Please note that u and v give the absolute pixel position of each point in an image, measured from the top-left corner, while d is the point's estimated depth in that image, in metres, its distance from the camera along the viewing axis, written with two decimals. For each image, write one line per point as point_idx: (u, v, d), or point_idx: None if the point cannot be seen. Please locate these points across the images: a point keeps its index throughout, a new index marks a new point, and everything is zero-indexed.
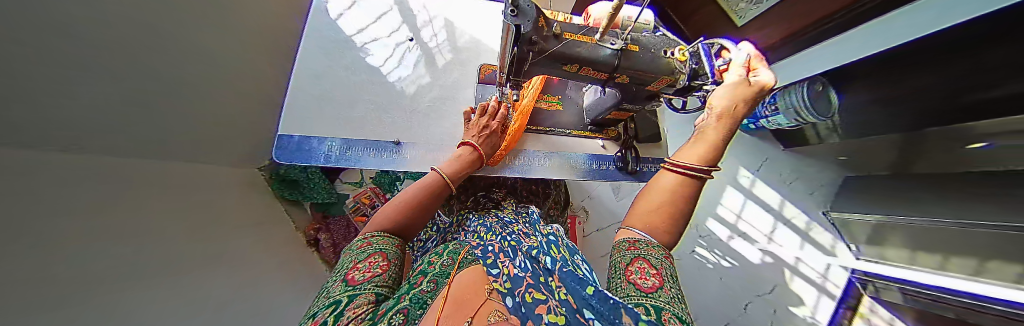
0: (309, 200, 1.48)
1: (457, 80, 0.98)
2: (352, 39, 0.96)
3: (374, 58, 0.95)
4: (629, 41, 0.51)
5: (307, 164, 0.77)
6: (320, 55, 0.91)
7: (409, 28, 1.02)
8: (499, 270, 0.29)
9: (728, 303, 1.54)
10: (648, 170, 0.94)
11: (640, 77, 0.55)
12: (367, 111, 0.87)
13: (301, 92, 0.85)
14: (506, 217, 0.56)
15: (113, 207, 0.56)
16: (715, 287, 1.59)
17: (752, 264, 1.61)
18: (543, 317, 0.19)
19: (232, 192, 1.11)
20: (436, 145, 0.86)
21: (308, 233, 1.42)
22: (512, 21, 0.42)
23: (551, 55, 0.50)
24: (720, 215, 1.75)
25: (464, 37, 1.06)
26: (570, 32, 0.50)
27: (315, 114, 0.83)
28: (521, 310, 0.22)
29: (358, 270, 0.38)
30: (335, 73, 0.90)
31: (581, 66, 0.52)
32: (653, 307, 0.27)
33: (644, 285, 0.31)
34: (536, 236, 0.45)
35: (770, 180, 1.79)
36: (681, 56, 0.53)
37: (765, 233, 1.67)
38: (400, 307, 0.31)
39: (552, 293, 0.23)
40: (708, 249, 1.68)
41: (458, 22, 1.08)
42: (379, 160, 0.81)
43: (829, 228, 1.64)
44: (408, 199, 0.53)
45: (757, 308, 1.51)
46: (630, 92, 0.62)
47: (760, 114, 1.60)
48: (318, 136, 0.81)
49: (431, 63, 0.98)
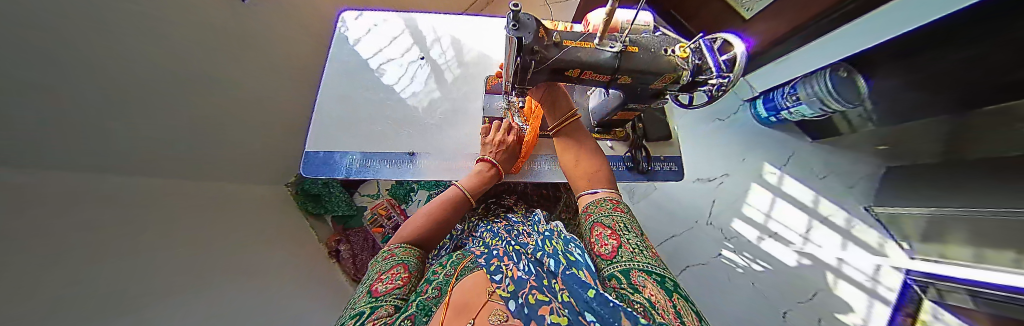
0: (331, 213, 1.59)
1: (466, 93, 1.02)
2: (368, 62, 1.03)
3: (388, 78, 1.01)
4: (628, 43, 0.52)
5: (330, 177, 0.84)
6: (339, 80, 0.99)
7: (419, 48, 1.09)
8: (502, 275, 0.29)
9: (763, 311, 1.42)
10: (661, 169, 0.92)
11: (643, 77, 0.54)
12: (383, 126, 0.92)
13: (325, 113, 0.92)
14: (513, 220, 0.58)
15: (77, 242, 0.56)
16: (746, 293, 1.48)
17: (789, 267, 1.48)
18: (546, 317, 0.17)
19: (243, 214, 1.17)
20: (448, 154, 0.89)
21: (330, 244, 1.52)
22: (514, 34, 0.45)
23: (552, 64, 0.52)
24: (748, 215, 1.64)
25: (470, 52, 1.11)
26: (569, 40, 0.51)
27: (337, 132, 0.89)
28: (524, 312, 0.20)
29: (382, 282, 0.39)
30: (354, 95, 0.97)
31: (582, 70, 0.53)
32: (624, 270, 0.34)
33: (606, 252, 0.40)
34: (534, 235, 0.47)
35: (798, 174, 1.67)
36: (683, 53, 0.51)
37: (801, 233, 1.54)
38: (408, 313, 0.32)
39: (555, 296, 0.21)
40: (737, 252, 1.57)
41: (464, 39, 1.13)
42: (396, 171, 0.85)
43: (875, 225, 1.50)
44: (430, 212, 0.57)
45: (798, 317, 1.38)
46: (633, 91, 0.62)
47: (780, 105, 1.53)
48: (337, 151, 0.87)
49: (441, 79, 1.03)
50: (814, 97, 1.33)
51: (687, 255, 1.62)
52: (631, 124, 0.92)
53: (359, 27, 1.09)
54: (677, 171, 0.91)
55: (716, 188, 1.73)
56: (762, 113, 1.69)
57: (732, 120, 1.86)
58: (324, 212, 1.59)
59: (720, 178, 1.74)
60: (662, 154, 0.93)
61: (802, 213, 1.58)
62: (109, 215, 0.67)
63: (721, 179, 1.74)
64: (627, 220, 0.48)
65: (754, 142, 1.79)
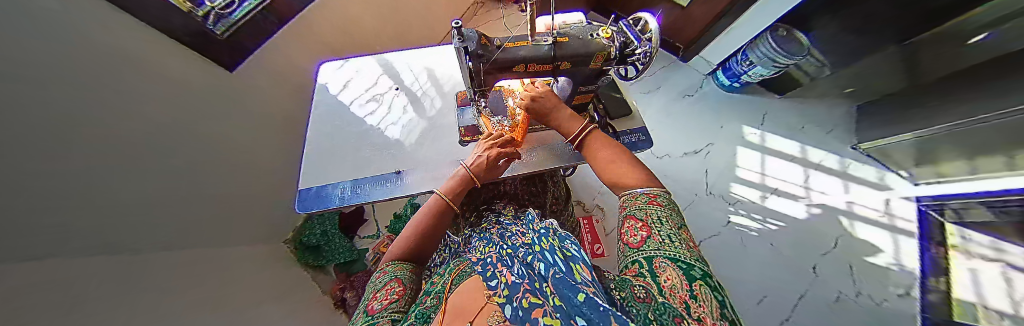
0: (331, 262, 1.54)
1: (444, 110, 1.10)
2: (348, 105, 1.11)
3: (369, 115, 1.08)
4: (558, 35, 0.59)
5: (324, 207, 0.83)
6: (325, 122, 1.06)
7: (394, 84, 1.18)
8: (497, 281, 0.25)
9: (793, 271, 1.37)
10: (631, 140, 0.93)
11: (581, 60, 0.61)
12: (370, 153, 0.97)
13: (314, 152, 0.97)
14: (506, 222, 0.60)
15: (80, 312, 0.54)
16: (767, 254, 1.44)
17: (800, 221, 1.47)
18: (540, 322, 0.14)
19: (245, 276, 1.14)
20: (434, 165, 0.92)
21: (336, 293, 1.46)
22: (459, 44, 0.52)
23: (498, 62, 0.58)
24: (743, 179, 1.65)
25: (443, 77, 1.21)
26: (510, 41, 0.58)
27: (327, 168, 0.93)
28: (520, 317, 0.17)
29: (377, 300, 0.40)
30: (340, 132, 1.03)
31: (526, 64, 0.60)
32: (647, 257, 0.37)
33: (633, 241, 0.42)
34: (529, 233, 0.48)
35: (778, 130, 1.73)
36: (605, 34, 0.59)
37: (800, 184, 1.56)
38: (408, 325, 0.32)
39: (551, 299, 0.19)
40: (744, 214, 1.56)
41: (434, 67, 1.23)
42: (387, 189, 0.85)
43: (868, 162, 1.54)
44: (418, 224, 0.57)
45: (830, 271, 1.33)
46: (581, 76, 0.68)
47: (738, 71, 1.63)
48: (329, 183, 0.89)
49: (418, 107, 1.11)
50: (765, 59, 1.48)
51: (701, 229, 1.56)
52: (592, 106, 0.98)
53: (337, 77, 1.19)
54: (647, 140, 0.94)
55: (705, 158, 1.76)
56: (724, 82, 1.79)
57: (700, 95, 1.95)
58: (325, 262, 1.55)
59: (706, 148, 1.78)
60: (628, 128, 0.97)
61: (794, 165, 1.61)
62: (113, 287, 0.66)
63: (707, 149, 1.78)
64: (663, 212, 0.47)
65: (730, 111, 1.86)
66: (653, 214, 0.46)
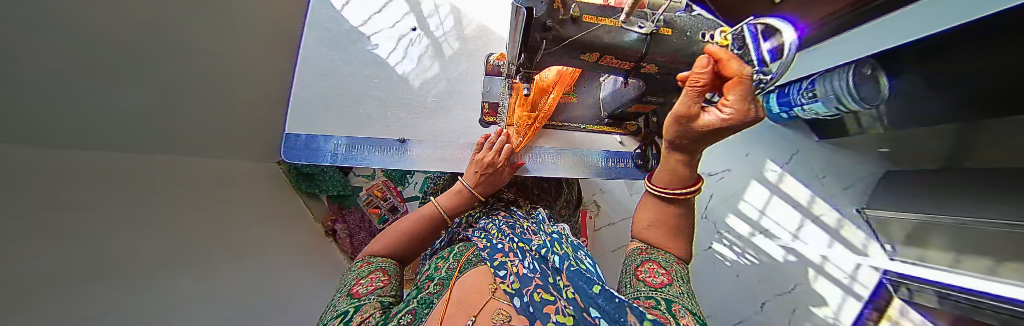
0: (325, 193, 1.54)
1: (465, 71, 0.97)
2: (358, 32, 0.96)
3: (378, 51, 0.95)
4: (661, 23, 0.46)
5: (313, 163, 0.73)
6: (322, 50, 0.92)
7: (414, 18, 1.03)
8: (506, 271, 0.31)
9: (744, 300, 1.50)
10: None
11: (668, 65, 0.50)
12: (372, 107, 0.88)
13: (306, 89, 0.86)
14: (516, 214, 0.57)
15: (113, 201, 0.55)
16: (729, 285, 1.55)
17: (773, 261, 1.53)
18: (551, 316, 0.21)
19: (251, 189, 1.16)
20: (445, 142, 0.84)
21: (328, 224, 1.50)
22: (524, 3, 0.39)
23: (568, 43, 0.46)
24: (742, 211, 1.66)
25: (472, 25, 1.06)
26: (591, 15, 0.45)
27: (321, 113, 0.85)
28: (529, 310, 0.24)
29: (362, 284, 0.41)
30: (340, 68, 0.91)
31: (603, 54, 0.48)
32: (663, 299, 0.32)
33: (653, 281, 0.36)
34: (539, 234, 0.45)
35: (801, 175, 1.66)
36: (724, 40, 0.46)
37: (791, 230, 1.57)
38: (409, 308, 0.34)
39: (561, 293, 0.26)
40: (728, 245, 1.61)
41: (464, 10, 1.08)
42: (388, 159, 0.75)
43: (862, 226, 1.54)
44: (407, 229, 0.54)
45: (775, 308, 1.46)
46: (658, 82, 0.58)
47: (794, 101, 1.46)
48: (322, 133, 0.81)
49: (435, 57, 0.98)
50: (831, 94, 1.26)
51: None
52: (642, 118, 0.89)
53: None
54: None
55: (716, 182, 1.72)
56: (773, 108, 1.63)
57: None
58: (319, 191, 1.54)
59: (721, 173, 1.73)
60: None
61: (795, 212, 1.60)
62: (137, 172, 0.67)
63: (722, 174, 1.74)
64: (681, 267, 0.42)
65: (758, 140, 1.76)
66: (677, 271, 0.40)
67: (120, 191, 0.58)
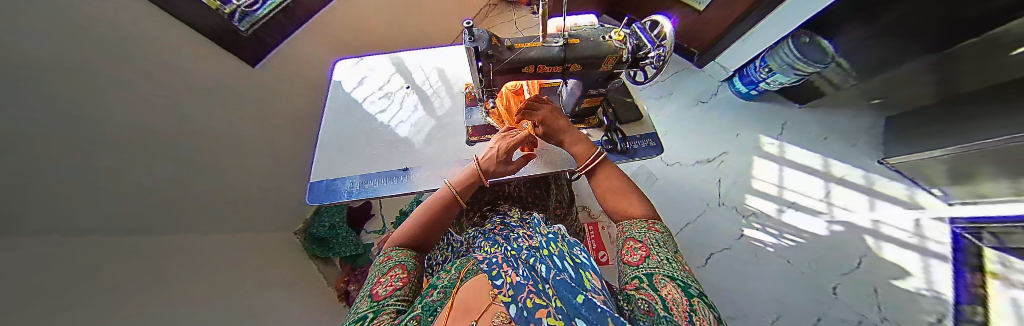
0: (339, 255, 1.62)
1: (455, 112, 1.11)
2: (360, 104, 1.15)
3: (378, 113, 1.11)
4: (569, 37, 0.58)
5: (333, 201, 0.86)
6: (334, 117, 1.10)
7: (406, 84, 1.23)
8: (502, 279, 0.27)
9: (812, 291, 1.30)
10: (638, 146, 0.91)
11: (589, 62, 0.60)
12: (377, 148, 0.99)
13: (325, 145, 1.01)
14: (512, 225, 0.59)
15: (79, 305, 0.55)
16: (783, 274, 1.37)
17: (821, 237, 1.40)
18: (543, 320, 0.17)
19: (255, 272, 1.18)
20: (443, 165, 0.93)
21: (341, 285, 1.56)
22: (470, 45, 0.52)
23: (509, 64, 0.59)
24: (760, 192, 1.58)
25: (454, 79, 1.23)
26: (520, 43, 0.58)
27: (337, 160, 0.96)
28: (523, 317, 0.20)
29: (381, 285, 0.44)
30: (350, 126, 1.07)
31: (537, 65, 0.60)
32: (648, 274, 0.38)
33: (634, 259, 0.44)
34: (536, 237, 0.47)
35: (797, 141, 1.66)
36: (618, 36, 0.59)
37: (820, 198, 1.49)
38: (414, 315, 0.35)
39: (551, 299, 0.21)
40: (759, 228, 1.50)
41: (447, 69, 1.27)
42: (394, 185, 0.88)
43: (893, 176, 1.46)
44: (420, 216, 0.59)
45: (849, 290, 1.26)
46: (589, 78, 0.67)
47: (755, 79, 1.60)
48: (337, 177, 0.92)
49: (426, 110, 1.13)
50: (786, 65, 1.44)
51: (711, 241, 1.53)
52: (601, 111, 0.97)
53: (349, 76, 1.25)
54: (656, 146, 0.90)
55: (717, 168, 1.70)
56: (741, 89, 1.75)
57: (714, 101, 1.91)
58: (331, 255, 1.62)
59: (719, 157, 1.73)
60: (638, 133, 0.94)
61: (813, 178, 1.54)
62: (103, 275, 0.66)
63: (720, 158, 1.73)
64: (661, 238, 0.49)
65: (744, 118, 1.80)
66: (652, 238, 0.48)
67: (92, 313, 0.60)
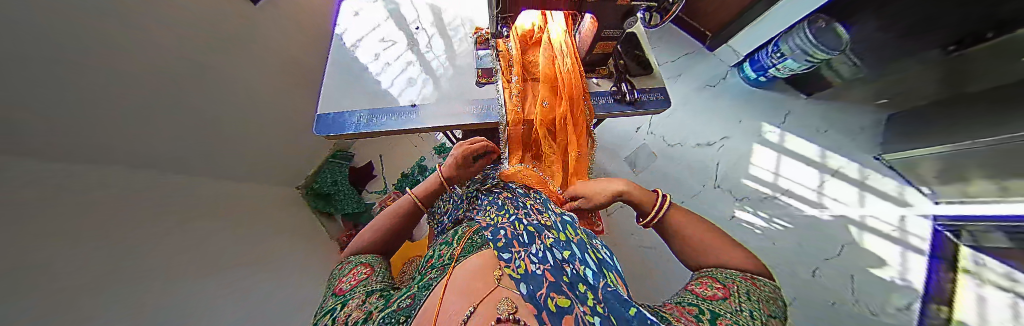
0: (342, 212, 1.74)
1: (461, 52, 1.16)
2: (362, 43, 1.17)
3: (382, 52, 1.15)
4: None
5: (340, 133, 0.94)
6: (339, 57, 1.14)
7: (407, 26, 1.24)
8: (511, 255, 0.33)
9: (789, 269, 1.42)
10: (647, 98, 0.95)
11: None
12: (383, 87, 1.05)
13: (332, 81, 1.07)
14: (519, 192, 0.64)
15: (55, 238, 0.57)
16: (767, 253, 1.47)
17: (809, 220, 1.49)
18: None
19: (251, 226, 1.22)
20: (448, 104, 0.99)
21: (343, 239, 1.65)
22: None
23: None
24: (755, 176, 1.64)
25: (456, 20, 1.26)
26: None
27: (346, 98, 1.03)
28: (537, 303, 0.22)
29: (345, 281, 0.55)
30: (355, 65, 1.11)
31: None
32: (607, 291, 0.35)
33: (620, 282, 0.39)
34: (546, 214, 0.51)
35: (796, 130, 1.68)
36: None
37: (813, 187, 1.55)
38: (412, 291, 0.39)
39: (581, 298, 0.24)
40: (751, 211, 1.57)
41: (450, 12, 1.28)
42: (400, 120, 0.95)
43: (888, 173, 1.41)
44: (379, 225, 0.75)
45: (827, 275, 1.35)
46: (606, 14, 0.66)
47: (765, 65, 1.58)
48: (346, 112, 0.99)
49: (429, 50, 1.17)
50: (799, 51, 1.42)
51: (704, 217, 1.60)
52: (612, 62, 0.99)
53: (353, 20, 1.24)
54: (663, 99, 0.94)
55: (717, 151, 1.75)
56: (750, 74, 1.73)
57: (722, 85, 1.90)
58: (335, 210, 1.74)
59: (720, 141, 1.76)
60: (646, 86, 0.98)
61: (810, 168, 1.58)
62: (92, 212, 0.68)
63: (721, 143, 1.76)
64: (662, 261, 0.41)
65: (749, 104, 1.80)
66: (647, 265, 0.41)
67: (90, 240, 0.64)
